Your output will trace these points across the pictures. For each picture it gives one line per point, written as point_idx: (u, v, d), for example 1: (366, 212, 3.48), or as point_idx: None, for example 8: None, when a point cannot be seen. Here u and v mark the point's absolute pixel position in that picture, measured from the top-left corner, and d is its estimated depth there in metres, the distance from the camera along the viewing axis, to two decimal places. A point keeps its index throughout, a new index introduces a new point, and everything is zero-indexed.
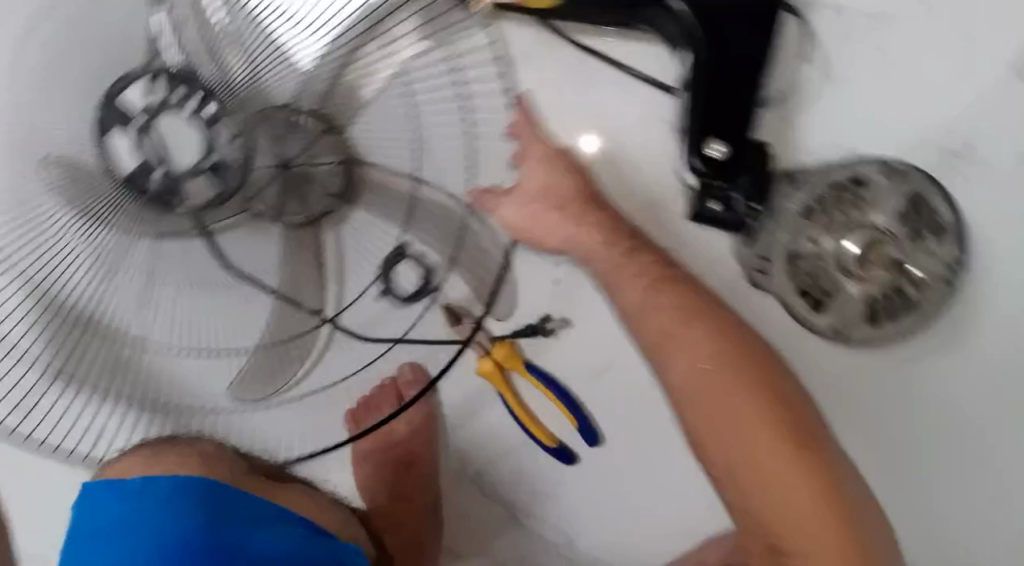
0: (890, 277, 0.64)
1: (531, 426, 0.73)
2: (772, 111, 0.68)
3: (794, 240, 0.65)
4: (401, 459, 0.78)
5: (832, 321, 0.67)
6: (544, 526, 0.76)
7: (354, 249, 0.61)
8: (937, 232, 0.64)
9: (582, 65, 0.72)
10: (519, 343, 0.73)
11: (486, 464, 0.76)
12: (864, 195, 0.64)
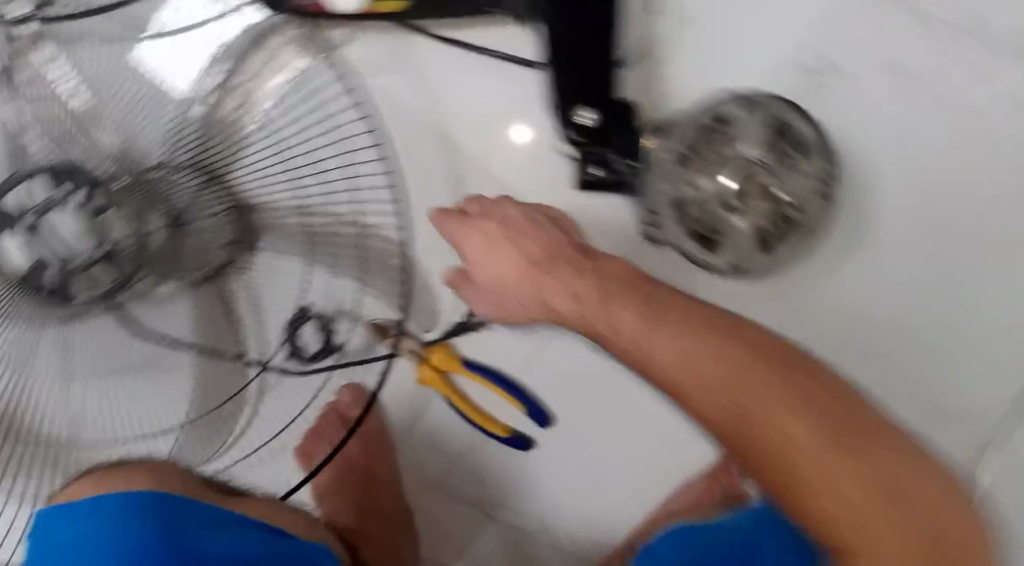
0: (771, 205, 0.64)
1: (476, 418, 0.74)
2: (637, 67, 0.70)
3: (673, 188, 0.65)
4: (363, 478, 0.77)
5: (729, 258, 0.67)
6: (513, 517, 0.76)
7: (266, 293, 0.63)
8: (805, 151, 0.65)
9: (446, 59, 0.73)
10: (452, 344, 0.73)
11: (444, 469, 0.77)
12: (729, 131, 0.64)
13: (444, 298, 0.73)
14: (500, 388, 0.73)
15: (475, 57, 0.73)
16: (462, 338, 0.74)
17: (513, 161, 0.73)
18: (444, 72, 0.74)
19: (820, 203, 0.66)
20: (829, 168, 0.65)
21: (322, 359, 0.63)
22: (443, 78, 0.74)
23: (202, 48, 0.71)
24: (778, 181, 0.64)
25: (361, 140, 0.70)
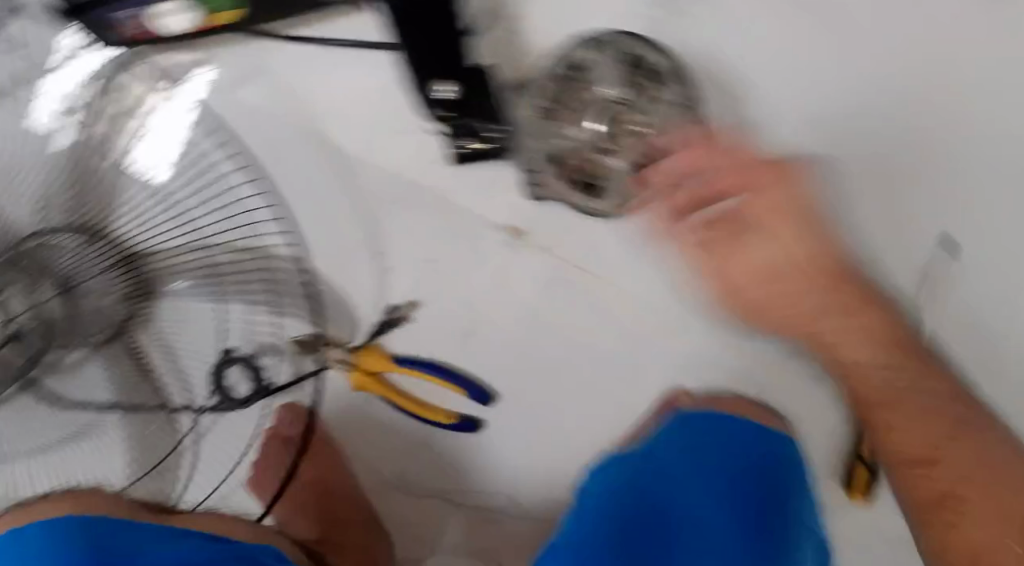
0: (640, 140, 0.65)
1: (416, 410, 0.73)
2: (495, 28, 0.69)
3: (544, 144, 0.66)
4: (317, 498, 0.77)
5: (614, 199, 0.67)
6: (474, 497, 0.77)
7: (183, 344, 0.65)
8: (655, 79, 0.65)
9: (295, 57, 0.70)
10: (381, 343, 0.73)
11: (398, 467, 0.77)
12: (584, 77, 0.65)
13: (359, 299, 0.73)
14: (435, 377, 0.72)
15: (323, 50, 0.70)
16: (387, 338, 0.73)
17: (391, 149, 0.71)
18: (294, 70, 0.70)
19: (691, 126, 0.66)
20: (691, 91, 0.65)
21: (254, 399, 0.67)
22: (295, 77, 0.71)
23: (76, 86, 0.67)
24: (644, 113, 0.65)
25: (241, 171, 0.69)
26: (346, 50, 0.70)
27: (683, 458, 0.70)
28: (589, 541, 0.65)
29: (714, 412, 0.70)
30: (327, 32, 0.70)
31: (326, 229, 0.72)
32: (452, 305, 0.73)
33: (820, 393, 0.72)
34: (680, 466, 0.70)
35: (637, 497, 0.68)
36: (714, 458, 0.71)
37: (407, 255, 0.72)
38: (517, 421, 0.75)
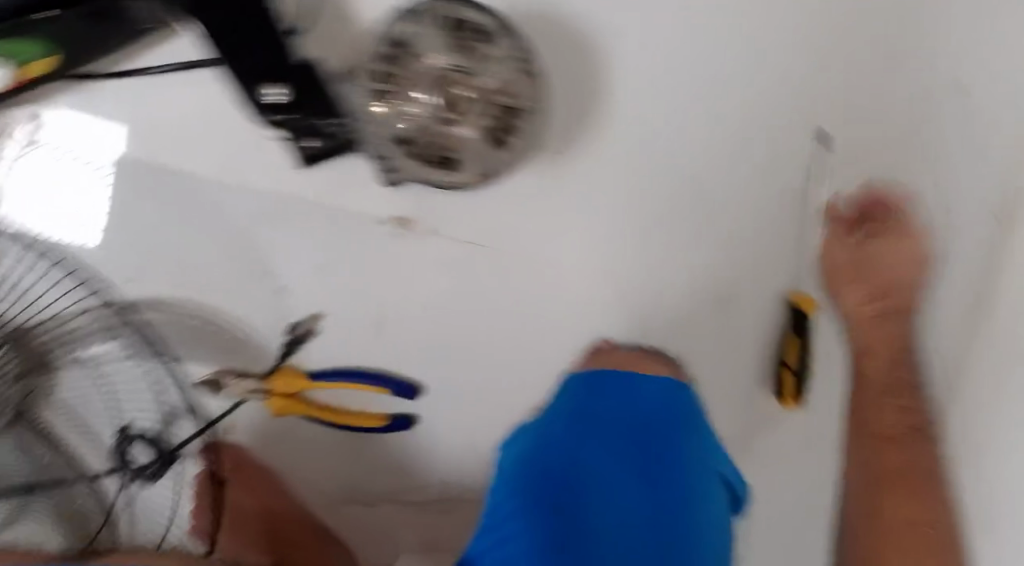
0: (482, 103, 0.63)
1: (349, 422, 0.74)
2: (330, 19, 0.67)
3: (386, 127, 0.64)
4: (264, 524, 0.75)
5: (471, 167, 0.64)
6: (425, 491, 0.77)
7: (72, 414, 0.70)
8: (485, 39, 0.62)
9: (124, 93, 0.69)
10: (293, 362, 0.73)
11: (343, 479, 0.76)
12: (411, 51, 0.62)
13: (261, 323, 0.72)
14: (362, 383, 0.73)
15: (150, 79, 0.68)
16: (299, 353, 0.73)
17: (249, 165, 0.70)
18: (129, 107, 0.69)
19: (529, 78, 0.63)
20: (522, 43, 0.63)
21: (158, 467, 0.71)
22: (133, 114, 0.69)
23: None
24: (481, 76, 0.62)
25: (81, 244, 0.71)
26: (175, 76, 0.68)
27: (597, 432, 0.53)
28: (507, 522, 0.48)
29: (612, 371, 0.58)
30: (152, 62, 0.68)
31: (211, 258, 0.71)
32: (355, 308, 0.72)
33: (734, 312, 0.74)
34: (592, 435, 0.52)
35: (545, 486, 0.49)
36: (628, 426, 0.54)
37: (300, 269, 0.72)
38: (447, 408, 0.75)
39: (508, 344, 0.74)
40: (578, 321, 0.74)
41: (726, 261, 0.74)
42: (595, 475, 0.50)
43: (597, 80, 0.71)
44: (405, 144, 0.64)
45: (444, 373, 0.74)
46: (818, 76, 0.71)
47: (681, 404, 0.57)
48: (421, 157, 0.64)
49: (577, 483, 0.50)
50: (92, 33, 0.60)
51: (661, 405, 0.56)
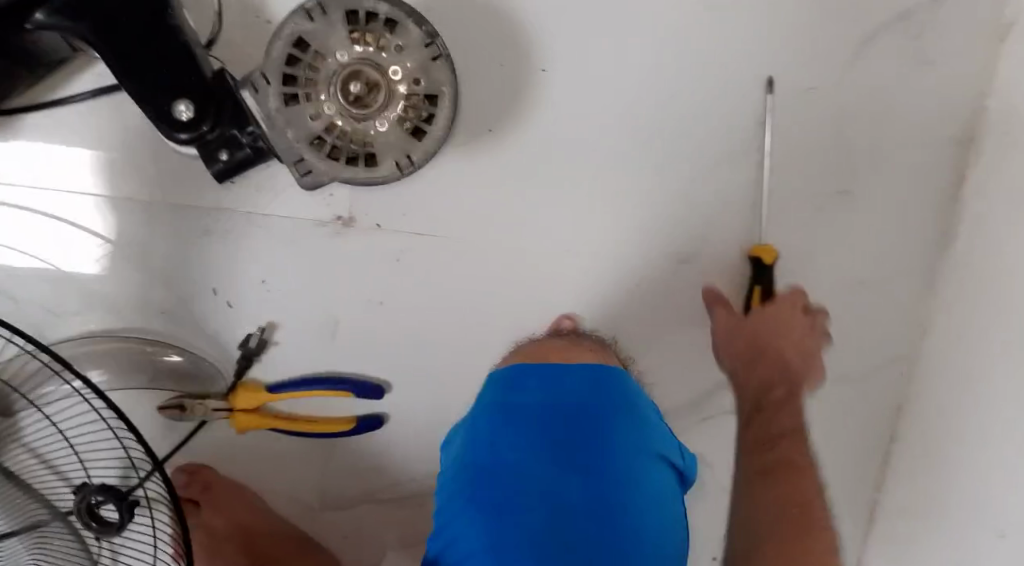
0: (395, 92, 0.63)
1: (315, 427, 0.74)
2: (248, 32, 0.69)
3: (299, 127, 0.62)
4: (239, 540, 0.76)
5: (391, 158, 0.63)
6: (399, 487, 0.78)
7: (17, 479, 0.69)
8: (388, 27, 0.62)
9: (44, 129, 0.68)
10: (252, 377, 0.74)
11: (316, 486, 0.77)
12: (315, 50, 0.62)
13: (216, 342, 0.73)
14: (323, 389, 0.73)
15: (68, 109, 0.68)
16: (256, 367, 0.74)
17: (174, 187, 0.70)
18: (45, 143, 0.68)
19: (442, 63, 0.63)
20: (430, 27, 0.62)
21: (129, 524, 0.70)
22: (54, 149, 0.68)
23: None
24: (392, 68, 0.63)
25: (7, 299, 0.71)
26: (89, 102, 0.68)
27: (527, 435, 0.52)
28: (454, 519, 0.51)
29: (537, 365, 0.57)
30: (66, 92, 0.68)
31: (155, 280, 0.72)
32: (309, 316, 0.73)
33: (679, 278, 0.76)
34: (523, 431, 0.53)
35: (486, 505, 0.50)
36: (560, 418, 0.53)
37: (246, 284, 0.72)
38: (413, 403, 0.76)
39: (464, 334, 0.76)
40: (530, 302, 0.75)
41: (666, 227, 0.75)
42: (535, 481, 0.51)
43: (520, 61, 0.72)
44: (321, 143, 0.63)
45: (406, 369, 0.75)
46: (732, 34, 0.74)
47: (611, 382, 0.57)
48: (338, 153, 0.63)
49: (520, 493, 0.50)
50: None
51: (597, 390, 0.56)
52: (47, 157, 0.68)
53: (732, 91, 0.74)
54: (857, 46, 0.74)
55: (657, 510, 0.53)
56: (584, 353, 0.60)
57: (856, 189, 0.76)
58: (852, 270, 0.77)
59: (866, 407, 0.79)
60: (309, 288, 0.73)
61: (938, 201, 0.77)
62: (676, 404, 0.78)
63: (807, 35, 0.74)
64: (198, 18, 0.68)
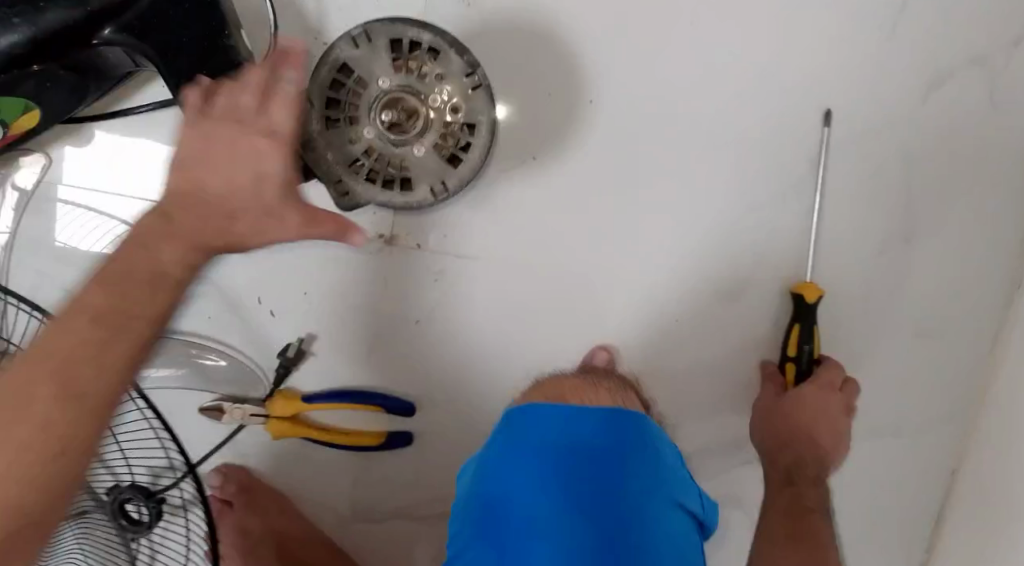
0: (432, 120, 0.65)
1: (346, 441, 0.75)
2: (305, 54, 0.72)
3: (337, 151, 0.64)
4: (273, 545, 0.77)
5: (426, 184, 0.65)
6: (430, 506, 0.78)
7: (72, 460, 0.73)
8: (433, 56, 0.64)
9: (110, 138, 0.74)
10: (289, 385, 0.76)
11: (348, 497, 0.78)
12: (357, 77, 0.64)
13: (259, 349, 0.76)
14: (357, 403, 0.74)
15: (130, 121, 0.74)
16: (297, 375, 0.76)
17: None
18: (115, 151, 0.74)
19: (481, 93, 0.64)
20: (471, 57, 0.64)
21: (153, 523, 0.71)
22: (126, 161, 0.75)
23: (98, 165, 0.75)
24: (432, 97, 0.65)
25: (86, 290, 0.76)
26: (156, 113, 0.73)
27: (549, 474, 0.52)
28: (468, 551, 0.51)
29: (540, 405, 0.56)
30: (135, 102, 0.73)
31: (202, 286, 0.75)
32: (352, 329, 0.75)
33: (722, 315, 0.74)
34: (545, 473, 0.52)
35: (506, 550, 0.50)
36: (566, 459, 0.52)
37: (294, 296, 0.75)
38: (448, 421, 0.77)
39: (502, 356, 0.76)
40: (570, 330, 0.75)
41: (713, 261, 0.74)
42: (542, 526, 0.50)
43: (570, 89, 0.72)
44: (358, 168, 0.65)
45: (442, 387, 0.76)
46: (789, 72, 0.72)
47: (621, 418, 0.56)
48: (374, 178, 0.65)
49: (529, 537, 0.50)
50: (72, 90, 0.61)
51: (616, 430, 0.55)
52: (125, 168, 0.75)
53: (787, 128, 0.73)
54: (923, 88, 0.72)
55: (678, 548, 0.52)
56: (602, 395, 0.58)
57: (917, 235, 0.73)
58: (909, 320, 0.74)
59: (920, 462, 0.75)
60: (353, 302, 0.75)
61: (1006, 252, 0.73)
62: (715, 445, 0.76)
63: (868, 75, 0.72)
64: (258, 43, 0.72)
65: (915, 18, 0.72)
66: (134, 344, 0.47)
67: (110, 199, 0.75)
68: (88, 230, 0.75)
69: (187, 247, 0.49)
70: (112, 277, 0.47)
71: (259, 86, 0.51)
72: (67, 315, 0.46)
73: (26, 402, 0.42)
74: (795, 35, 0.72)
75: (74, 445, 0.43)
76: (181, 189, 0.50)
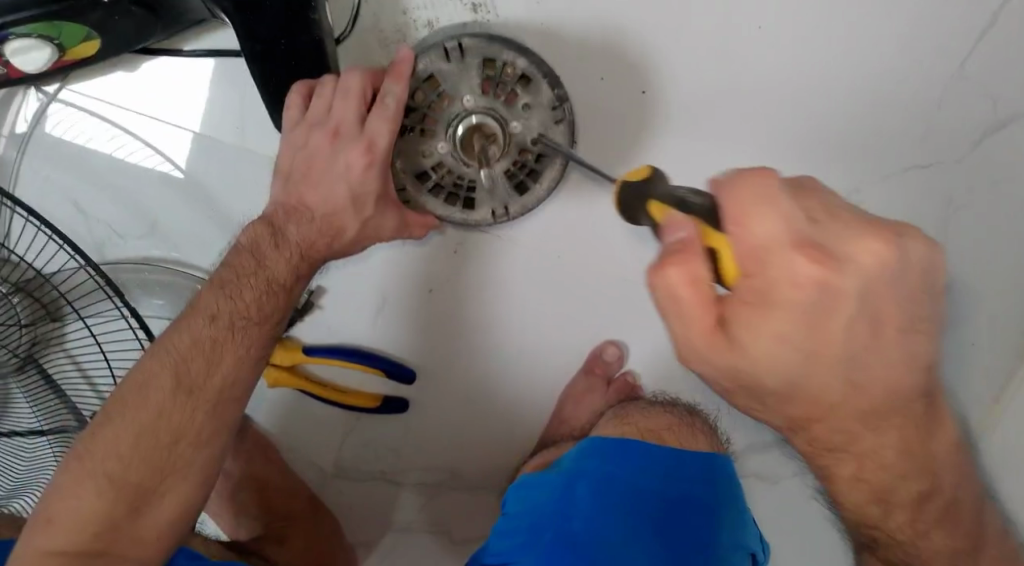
0: (510, 144, 0.66)
1: (340, 399, 0.75)
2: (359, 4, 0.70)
3: (408, 160, 0.66)
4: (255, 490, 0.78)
5: (489, 206, 0.68)
6: (415, 475, 0.78)
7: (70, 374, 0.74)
8: (522, 84, 0.66)
9: (137, 62, 0.72)
10: (293, 335, 0.75)
11: (335, 454, 0.78)
12: (444, 91, 0.65)
13: None
14: (356, 363, 0.74)
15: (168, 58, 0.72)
16: (302, 328, 0.75)
17: (251, 132, 0.72)
18: (143, 72, 0.72)
19: (562, 127, 0.67)
20: (560, 91, 0.66)
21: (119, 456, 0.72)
22: (153, 85, 0.72)
23: (119, 85, 0.72)
24: (513, 123, 0.66)
25: (101, 207, 0.75)
26: (196, 58, 0.71)
27: (620, 507, 0.55)
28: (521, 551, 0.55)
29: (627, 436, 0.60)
30: (185, 48, 0.71)
31: (219, 221, 0.74)
32: (368, 291, 0.75)
33: None
34: (619, 507, 0.55)
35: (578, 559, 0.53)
36: (643, 497, 0.56)
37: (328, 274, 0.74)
38: (443, 395, 0.76)
39: (508, 339, 0.75)
40: (580, 321, 0.74)
41: None
42: (615, 545, 0.54)
43: (622, 74, 0.70)
44: (427, 179, 0.67)
45: (443, 359, 0.76)
46: (850, 96, 0.69)
47: (717, 481, 0.59)
48: (439, 189, 0.68)
49: (591, 559, 0.53)
50: (133, 25, 0.61)
51: (693, 475, 0.58)
52: (153, 89, 0.72)
53: (839, 154, 0.70)
54: (981, 128, 0.69)
55: None
56: (690, 440, 0.61)
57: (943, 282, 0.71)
58: None
59: None
60: (378, 270, 0.74)
61: None
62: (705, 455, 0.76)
63: (928, 110, 0.69)
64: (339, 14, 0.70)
65: (986, 59, 0.69)
66: (245, 344, 0.57)
67: (130, 115, 0.73)
68: (103, 144, 0.73)
69: (295, 258, 0.59)
70: (228, 285, 0.58)
71: (361, 97, 0.58)
72: (190, 314, 0.57)
73: (153, 392, 0.55)
74: (865, 59, 0.69)
75: (191, 429, 0.56)
76: (291, 203, 0.59)
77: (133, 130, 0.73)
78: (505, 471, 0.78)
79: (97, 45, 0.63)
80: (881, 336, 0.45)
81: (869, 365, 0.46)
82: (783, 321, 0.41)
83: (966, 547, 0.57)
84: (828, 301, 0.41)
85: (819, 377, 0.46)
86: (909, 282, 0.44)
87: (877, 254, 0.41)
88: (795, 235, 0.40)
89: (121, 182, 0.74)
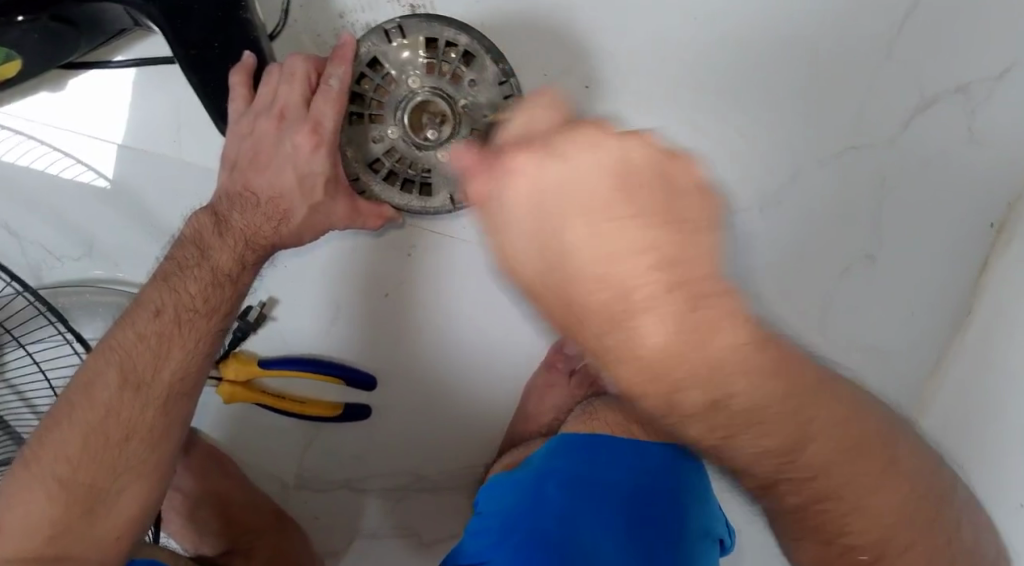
0: (461, 124, 0.66)
1: (298, 410, 0.74)
2: (294, 9, 0.69)
3: (359, 147, 0.66)
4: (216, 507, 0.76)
5: (445, 192, 0.67)
6: (380, 480, 0.77)
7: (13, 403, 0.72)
8: (465, 61, 0.66)
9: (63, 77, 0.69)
10: (246, 351, 0.74)
11: (296, 463, 0.77)
12: (391, 74, 0.66)
13: None
14: (312, 372, 0.73)
15: (94, 71, 0.69)
16: (256, 341, 0.74)
17: (191, 145, 0.70)
18: (72, 88, 0.69)
19: None
20: (506, 66, 0.65)
21: None
22: (80, 100, 0.70)
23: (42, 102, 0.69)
24: (462, 101, 0.65)
25: (33, 228, 0.72)
26: (126, 69, 0.69)
27: (590, 496, 0.56)
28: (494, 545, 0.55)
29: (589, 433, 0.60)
30: (112, 60, 0.69)
31: (159, 237, 0.71)
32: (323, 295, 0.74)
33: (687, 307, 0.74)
34: (590, 496, 0.56)
35: (560, 554, 0.54)
36: (608, 485, 0.57)
37: (283, 273, 0.73)
38: (404, 396, 0.76)
39: (462, 335, 0.75)
40: None
41: None
42: (588, 535, 0.55)
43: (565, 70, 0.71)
44: (380, 166, 0.66)
45: (401, 358, 0.75)
46: (786, 84, 0.72)
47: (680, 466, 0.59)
48: (393, 175, 0.67)
49: (562, 552, 0.54)
50: (54, 42, 0.59)
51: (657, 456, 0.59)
52: (83, 104, 0.70)
53: (776, 139, 0.72)
54: (908, 109, 0.72)
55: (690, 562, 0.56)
56: None
57: (880, 256, 0.74)
58: (864, 335, 0.75)
59: None
60: (329, 269, 0.73)
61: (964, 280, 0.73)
62: None
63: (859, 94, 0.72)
64: (271, 14, 0.69)
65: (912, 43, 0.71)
66: (193, 338, 0.55)
67: (57, 132, 0.70)
68: (32, 164, 0.70)
69: (240, 245, 0.57)
70: (172, 277, 0.56)
71: (306, 79, 0.58)
72: (136, 311, 0.56)
73: (103, 391, 0.54)
74: (797, 47, 0.71)
75: (142, 424, 0.54)
76: (239, 191, 0.58)
77: (62, 147, 0.70)
78: (471, 470, 0.77)
79: (17, 63, 0.60)
80: (625, 219, 0.32)
81: (612, 253, 0.32)
82: (550, 223, 0.33)
83: (784, 449, 0.38)
84: (572, 190, 0.33)
85: (582, 273, 0.33)
86: (604, 181, 0.33)
87: (582, 148, 0.33)
88: (522, 137, 0.36)
89: (53, 202, 0.71)
